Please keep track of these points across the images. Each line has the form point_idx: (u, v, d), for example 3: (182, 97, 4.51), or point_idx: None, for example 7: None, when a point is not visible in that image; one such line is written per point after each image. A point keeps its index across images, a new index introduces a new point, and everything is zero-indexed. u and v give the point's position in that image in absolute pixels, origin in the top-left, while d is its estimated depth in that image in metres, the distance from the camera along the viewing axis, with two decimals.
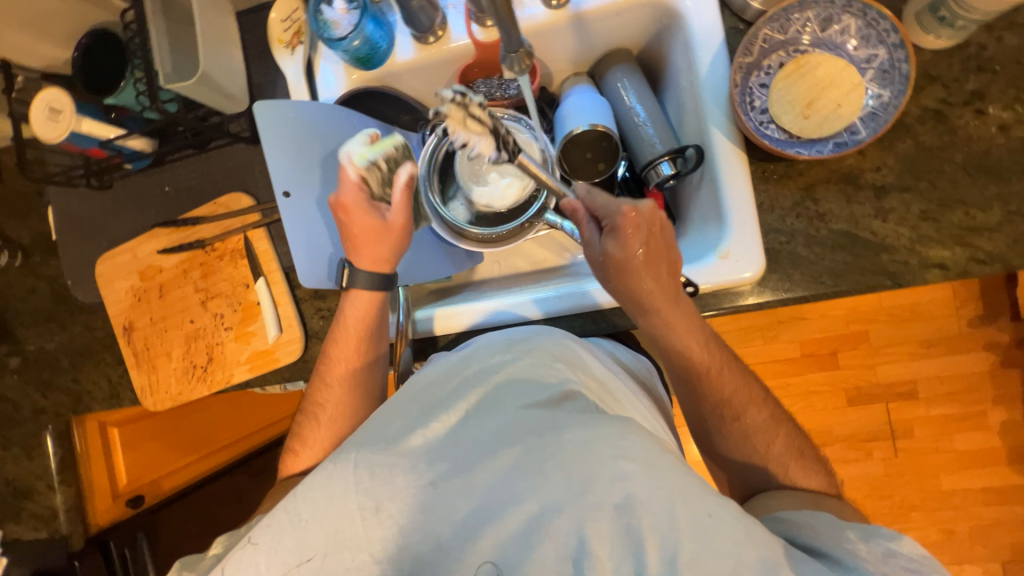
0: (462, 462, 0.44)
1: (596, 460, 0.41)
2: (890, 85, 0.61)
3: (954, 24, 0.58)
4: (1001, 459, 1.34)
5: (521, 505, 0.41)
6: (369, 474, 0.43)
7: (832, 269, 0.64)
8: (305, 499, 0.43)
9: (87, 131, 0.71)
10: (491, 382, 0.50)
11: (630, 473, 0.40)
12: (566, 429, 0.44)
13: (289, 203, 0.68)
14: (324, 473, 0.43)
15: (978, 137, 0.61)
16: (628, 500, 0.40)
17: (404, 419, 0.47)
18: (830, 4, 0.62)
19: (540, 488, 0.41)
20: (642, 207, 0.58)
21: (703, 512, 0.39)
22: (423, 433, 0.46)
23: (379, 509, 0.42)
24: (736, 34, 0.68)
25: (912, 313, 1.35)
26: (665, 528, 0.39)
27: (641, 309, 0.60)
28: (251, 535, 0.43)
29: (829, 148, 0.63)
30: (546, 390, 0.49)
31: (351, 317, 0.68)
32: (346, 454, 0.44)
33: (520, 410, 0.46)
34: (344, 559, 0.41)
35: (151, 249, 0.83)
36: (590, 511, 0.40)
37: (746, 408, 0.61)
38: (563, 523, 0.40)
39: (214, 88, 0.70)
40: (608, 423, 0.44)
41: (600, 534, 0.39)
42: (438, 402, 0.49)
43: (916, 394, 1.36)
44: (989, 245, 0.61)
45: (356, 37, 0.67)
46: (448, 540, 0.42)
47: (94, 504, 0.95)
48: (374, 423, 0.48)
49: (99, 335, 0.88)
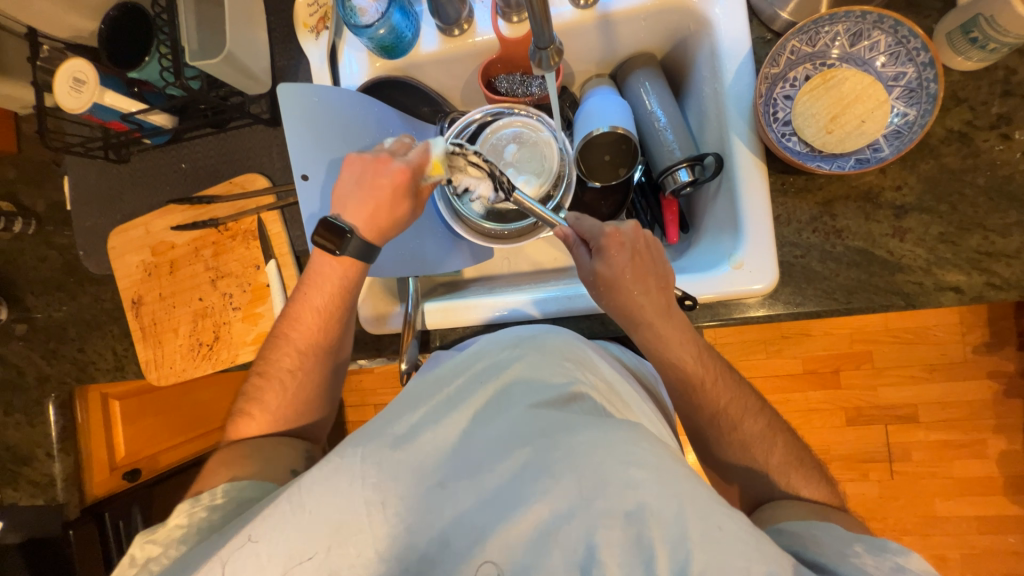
0: (471, 461, 0.44)
1: (607, 465, 0.41)
2: (916, 104, 0.60)
3: (986, 46, 0.57)
4: (999, 489, 1.33)
5: (529, 509, 0.41)
6: (377, 469, 0.43)
7: (845, 286, 0.63)
8: (308, 493, 0.42)
9: (110, 103, 0.72)
10: (500, 382, 0.50)
11: (642, 480, 0.40)
12: (577, 432, 0.44)
13: (307, 186, 0.67)
14: (329, 467, 0.43)
15: (1002, 162, 0.60)
16: (639, 508, 0.39)
17: (412, 415, 0.47)
18: (861, 19, 0.61)
19: (549, 493, 0.41)
20: (625, 228, 0.62)
21: (714, 524, 0.39)
22: (432, 430, 0.46)
23: (385, 504, 0.42)
24: (763, 45, 0.68)
25: (919, 336, 1.34)
26: (676, 538, 0.39)
27: (637, 326, 0.61)
28: (250, 532, 0.42)
29: (851, 164, 0.62)
30: (555, 391, 0.49)
31: (320, 274, 0.65)
32: (352, 449, 0.44)
33: (530, 410, 0.47)
34: (349, 556, 0.41)
35: (164, 225, 0.83)
36: (599, 517, 0.40)
37: (739, 419, 0.61)
38: (572, 529, 0.40)
39: (238, 67, 0.71)
40: (620, 429, 0.44)
41: (610, 542, 0.39)
42: (447, 400, 0.49)
43: (917, 418, 1.35)
44: (1006, 272, 0.60)
45: (383, 26, 0.67)
46: (455, 538, 0.41)
47: (91, 475, 0.95)
48: (380, 420, 0.48)
49: (107, 307, 0.88)
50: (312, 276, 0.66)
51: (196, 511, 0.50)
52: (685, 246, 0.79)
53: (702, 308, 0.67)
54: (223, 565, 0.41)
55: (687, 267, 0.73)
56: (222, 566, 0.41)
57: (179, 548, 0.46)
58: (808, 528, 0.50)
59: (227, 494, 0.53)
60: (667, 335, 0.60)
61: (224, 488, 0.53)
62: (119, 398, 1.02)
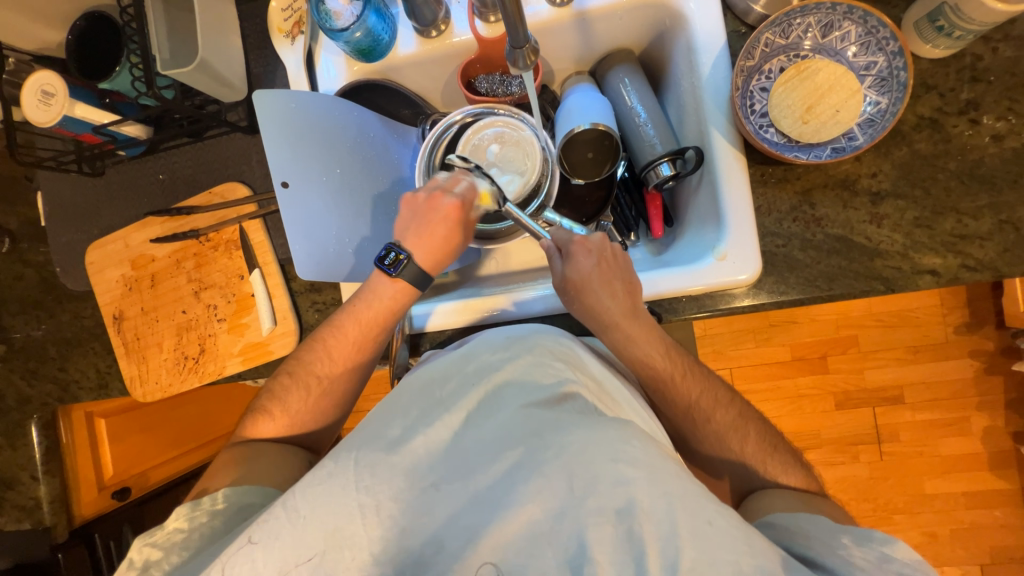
0: (465, 463, 0.44)
1: (597, 463, 0.41)
2: (888, 92, 0.62)
3: (951, 34, 0.58)
4: (983, 464, 1.37)
5: (520, 509, 0.41)
6: (369, 474, 0.43)
7: (826, 273, 0.64)
8: (303, 497, 0.42)
9: (81, 115, 0.70)
10: (491, 383, 0.51)
11: (632, 477, 0.40)
12: (568, 431, 0.44)
13: (288, 195, 0.63)
14: (324, 471, 0.43)
15: (972, 146, 0.62)
16: (630, 505, 0.40)
17: (405, 421, 0.48)
18: (831, 10, 0.63)
19: (541, 492, 0.41)
20: (592, 236, 0.65)
21: (704, 519, 0.39)
22: (426, 436, 0.46)
23: (379, 508, 0.42)
24: (738, 38, 0.68)
25: (901, 319, 1.37)
26: (666, 533, 0.39)
27: (606, 330, 0.62)
28: (251, 534, 0.42)
29: (827, 153, 0.63)
30: (546, 390, 0.49)
31: (376, 296, 0.65)
32: (346, 454, 0.45)
33: (520, 411, 0.47)
34: (344, 560, 0.41)
35: (144, 238, 0.82)
36: (590, 516, 0.40)
37: (711, 411, 0.62)
38: (564, 527, 0.40)
39: (212, 75, 0.69)
40: (609, 427, 0.45)
41: (602, 540, 0.39)
42: (438, 404, 0.49)
43: (903, 399, 1.38)
44: (980, 253, 0.62)
45: (358, 29, 0.67)
46: (448, 540, 0.41)
47: (80, 494, 0.93)
48: (374, 425, 0.48)
49: (88, 324, 0.87)
50: (368, 290, 0.65)
51: (196, 518, 0.52)
52: (670, 240, 0.80)
53: (688, 300, 0.68)
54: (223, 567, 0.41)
55: (672, 260, 0.74)
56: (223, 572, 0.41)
57: (180, 558, 0.49)
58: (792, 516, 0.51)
59: (229, 499, 0.54)
60: (645, 332, 0.62)
61: (227, 493, 0.55)
62: (105, 416, 1.00)
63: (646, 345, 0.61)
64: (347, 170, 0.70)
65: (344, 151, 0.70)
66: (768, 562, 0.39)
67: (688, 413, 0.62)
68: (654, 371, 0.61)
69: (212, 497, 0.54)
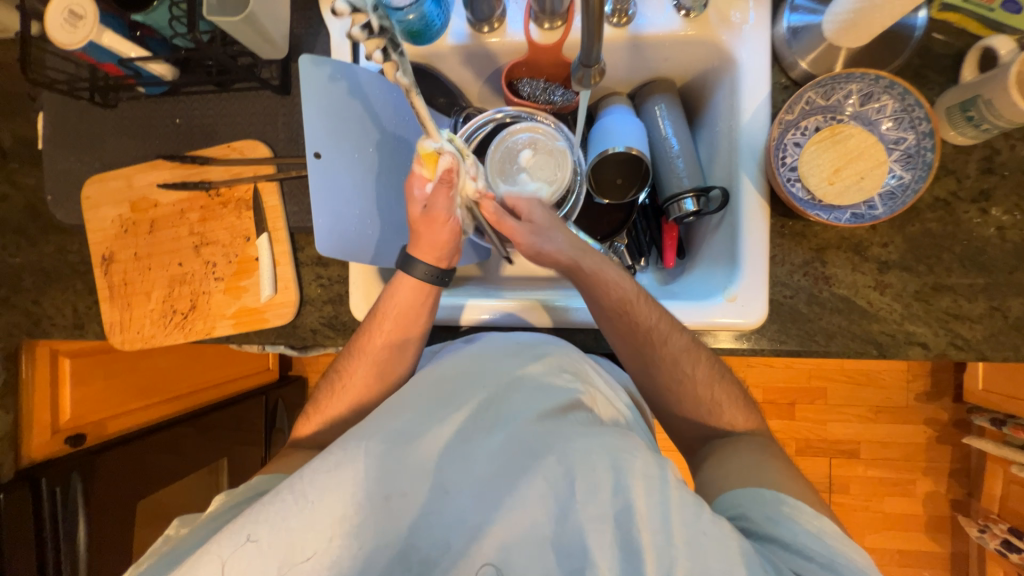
0: (470, 466, 0.48)
1: (598, 470, 0.45)
2: (912, 170, 0.64)
3: (979, 125, 0.61)
4: (920, 526, 1.45)
5: (525, 514, 0.45)
6: (380, 464, 0.47)
7: (826, 330, 0.67)
8: (311, 483, 0.45)
9: (107, 44, 0.66)
10: (498, 382, 0.55)
11: (631, 484, 0.44)
12: (571, 440, 0.48)
13: (319, 165, 0.64)
14: (334, 459, 0.46)
15: (978, 233, 0.65)
16: (627, 511, 0.43)
17: (415, 416, 0.52)
18: (874, 82, 0.65)
19: (540, 496, 0.45)
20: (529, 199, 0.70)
21: (699, 530, 0.42)
22: (436, 437, 0.50)
23: (389, 497, 0.46)
24: (781, 90, 0.71)
25: (869, 378, 1.43)
26: (662, 543, 0.42)
27: (575, 269, 0.63)
28: (252, 532, 0.43)
29: (847, 217, 0.65)
30: (553, 396, 0.53)
31: (396, 302, 0.64)
32: (357, 442, 0.48)
33: (529, 415, 0.51)
34: (349, 548, 0.44)
35: (149, 181, 0.78)
36: (589, 521, 0.43)
37: (669, 334, 0.62)
38: (565, 531, 0.44)
39: (257, 30, 0.67)
40: (612, 435, 0.48)
41: (602, 546, 0.42)
42: (445, 402, 0.54)
43: (858, 454, 1.45)
44: (969, 333, 0.65)
45: (413, 11, 0.66)
46: (453, 543, 0.45)
47: (31, 434, 0.91)
48: (382, 416, 0.52)
49: (71, 260, 0.82)
50: (389, 299, 0.64)
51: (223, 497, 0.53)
52: (679, 272, 0.82)
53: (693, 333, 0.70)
54: (224, 563, 0.42)
55: (680, 293, 0.75)
56: (223, 565, 0.42)
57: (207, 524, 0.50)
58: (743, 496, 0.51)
59: (256, 484, 0.56)
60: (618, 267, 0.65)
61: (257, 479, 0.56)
62: (71, 356, 0.98)
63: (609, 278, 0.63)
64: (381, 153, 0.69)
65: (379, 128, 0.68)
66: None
67: (649, 337, 0.62)
68: (618, 300, 0.62)
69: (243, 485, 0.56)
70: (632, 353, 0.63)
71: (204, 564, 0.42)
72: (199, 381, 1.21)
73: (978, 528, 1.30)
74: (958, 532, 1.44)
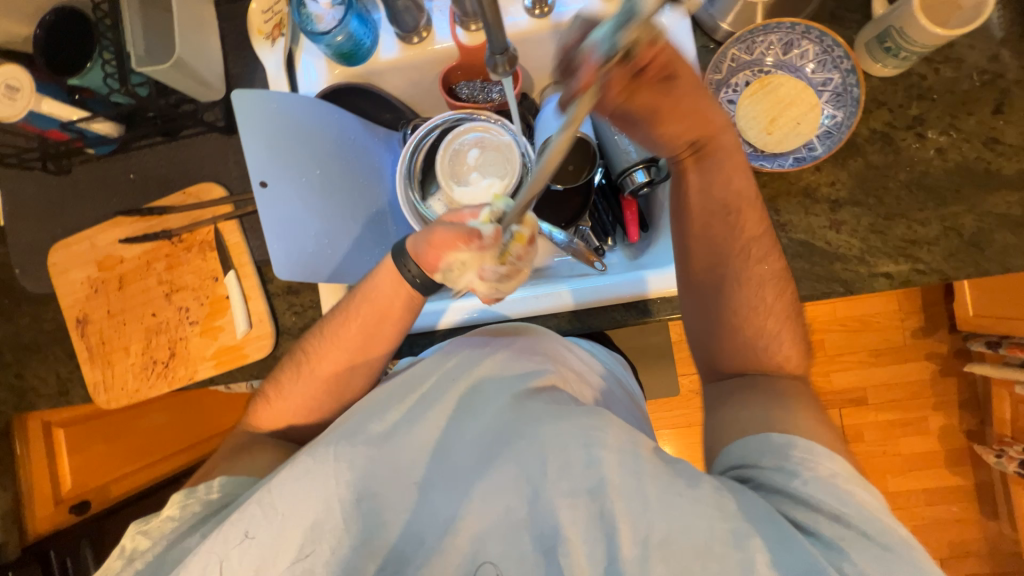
0: (446, 459, 0.49)
1: (569, 447, 0.45)
2: (843, 107, 0.66)
3: (898, 54, 0.63)
4: (940, 462, 1.44)
5: (500, 498, 0.46)
6: (349, 468, 0.47)
7: (791, 275, 0.68)
8: (279, 495, 0.46)
9: (47, 111, 0.68)
10: (470, 378, 0.54)
11: (603, 457, 0.44)
12: (543, 422, 0.48)
13: (266, 194, 0.61)
14: (301, 469, 0.47)
15: (920, 158, 0.67)
16: (601, 483, 0.43)
17: (388, 416, 0.52)
18: (791, 29, 0.67)
19: (515, 480, 0.46)
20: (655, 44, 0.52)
21: (675, 491, 0.42)
22: (408, 437, 0.50)
23: (360, 502, 0.47)
24: (706, 53, 0.72)
25: (863, 323, 1.43)
26: (637, 509, 0.42)
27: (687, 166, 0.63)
28: (247, 530, 0.45)
29: (790, 162, 0.67)
30: (526, 382, 0.53)
31: (374, 293, 0.62)
32: (324, 449, 0.48)
33: (501, 403, 0.51)
34: (322, 551, 0.45)
35: (112, 239, 0.79)
36: (564, 497, 0.44)
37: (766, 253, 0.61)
38: (539, 510, 0.44)
39: (190, 74, 0.69)
40: (584, 413, 0.48)
41: (574, 521, 0.43)
42: (417, 400, 0.53)
43: (866, 400, 1.45)
44: (928, 257, 0.66)
45: (340, 33, 0.68)
46: (426, 536, 0.46)
47: (32, 509, 0.91)
48: (358, 419, 0.52)
49: (49, 329, 0.83)
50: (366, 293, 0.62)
51: (187, 504, 0.54)
52: (645, 245, 0.80)
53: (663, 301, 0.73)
54: (222, 561, 0.45)
55: (647, 263, 0.76)
56: (221, 562, 0.45)
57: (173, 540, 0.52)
58: (761, 444, 0.48)
59: (222, 489, 0.56)
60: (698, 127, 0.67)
61: (221, 481, 0.57)
62: (64, 427, 0.97)
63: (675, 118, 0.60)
64: (329, 174, 0.69)
65: (323, 151, 0.68)
66: (743, 527, 0.40)
67: (744, 250, 0.61)
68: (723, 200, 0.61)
69: (207, 486, 0.56)
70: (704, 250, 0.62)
71: (202, 560, 0.45)
72: (200, 432, 1.17)
73: (995, 454, 1.30)
74: (978, 462, 1.43)
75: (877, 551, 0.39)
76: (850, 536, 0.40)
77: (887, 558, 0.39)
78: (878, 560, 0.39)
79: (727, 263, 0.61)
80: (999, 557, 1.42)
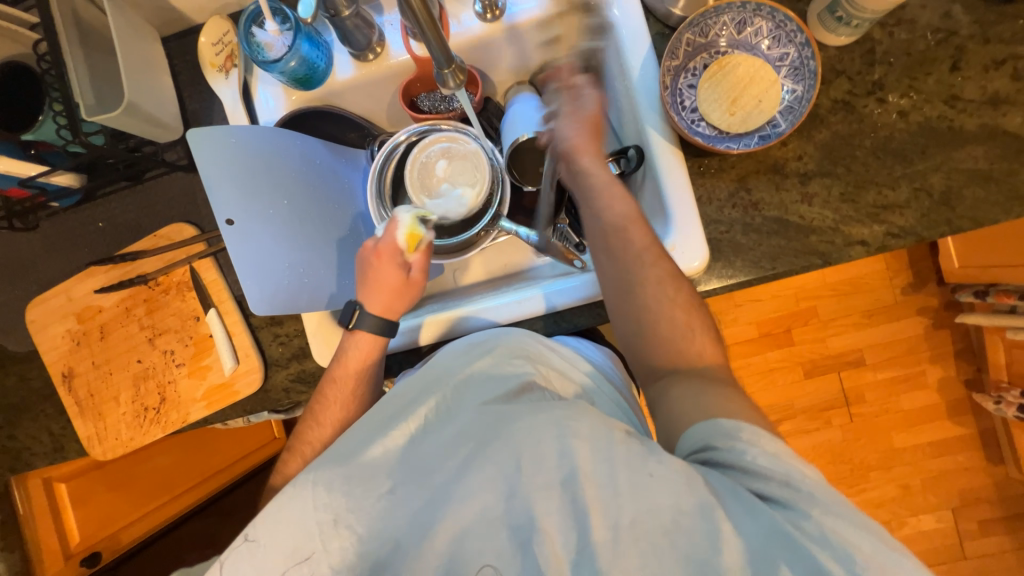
0: (422, 466, 0.49)
1: (542, 442, 0.46)
2: (801, 80, 0.66)
3: (850, 22, 0.63)
4: (943, 414, 1.46)
5: (473, 498, 0.45)
6: (326, 490, 0.48)
7: (768, 254, 0.68)
8: (262, 524, 0.48)
9: (4, 170, 0.67)
10: (447, 390, 0.56)
11: (574, 446, 0.45)
12: (516, 421, 0.49)
13: (234, 232, 0.60)
14: (284, 498, 0.48)
15: (883, 123, 0.67)
16: (573, 472, 0.44)
17: (366, 433, 0.53)
18: (742, 9, 0.67)
19: (493, 481, 0.46)
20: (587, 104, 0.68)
21: (645, 472, 0.43)
22: (383, 445, 0.51)
23: (337, 522, 0.47)
24: (663, 39, 0.72)
25: (852, 286, 1.45)
26: (608, 494, 0.43)
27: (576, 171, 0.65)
28: (247, 534, 0.48)
29: (756, 141, 0.67)
30: (505, 386, 0.54)
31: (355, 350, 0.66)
32: (304, 475, 0.50)
33: (475, 410, 0.52)
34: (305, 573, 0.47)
35: (88, 290, 0.78)
36: (538, 490, 0.44)
37: (655, 261, 0.59)
38: (515, 506, 0.44)
39: (143, 116, 0.68)
40: (557, 408, 0.49)
41: (548, 513, 0.43)
42: (396, 413, 0.54)
43: (863, 361, 1.46)
44: (901, 220, 0.66)
45: (292, 58, 0.67)
46: (404, 543, 0.46)
47: (43, 569, 0.90)
48: (341, 443, 0.53)
49: (35, 386, 0.82)
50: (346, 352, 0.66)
51: None
52: None
53: None
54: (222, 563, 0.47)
55: None
56: (222, 565, 0.47)
57: None
58: (714, 427, 0.47)
59: None
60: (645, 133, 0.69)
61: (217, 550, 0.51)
62: (66, 480, 0.96)
63: (571, 121, 0.67)
64: (297, 201, 0.68)
65: (289, 179, 0.68)
66: (707, 500, 0.41)
67: (637, 256, 0.60)
68: (613, 212, 0.62)
69: None
70: (605, 247, 0.62)
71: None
72: (204, 469, 1.16)
73: (994, 400, 1.31)
74: (979, 409, 1.45)
75: (833, 511, 0.40)
76: (808, 499, 0.41)
77: (843, 517, 0.40)
78: (835, 518, 0.40)
79: (631, 253, 0.60)
80: (1009, 500, 1.43)
